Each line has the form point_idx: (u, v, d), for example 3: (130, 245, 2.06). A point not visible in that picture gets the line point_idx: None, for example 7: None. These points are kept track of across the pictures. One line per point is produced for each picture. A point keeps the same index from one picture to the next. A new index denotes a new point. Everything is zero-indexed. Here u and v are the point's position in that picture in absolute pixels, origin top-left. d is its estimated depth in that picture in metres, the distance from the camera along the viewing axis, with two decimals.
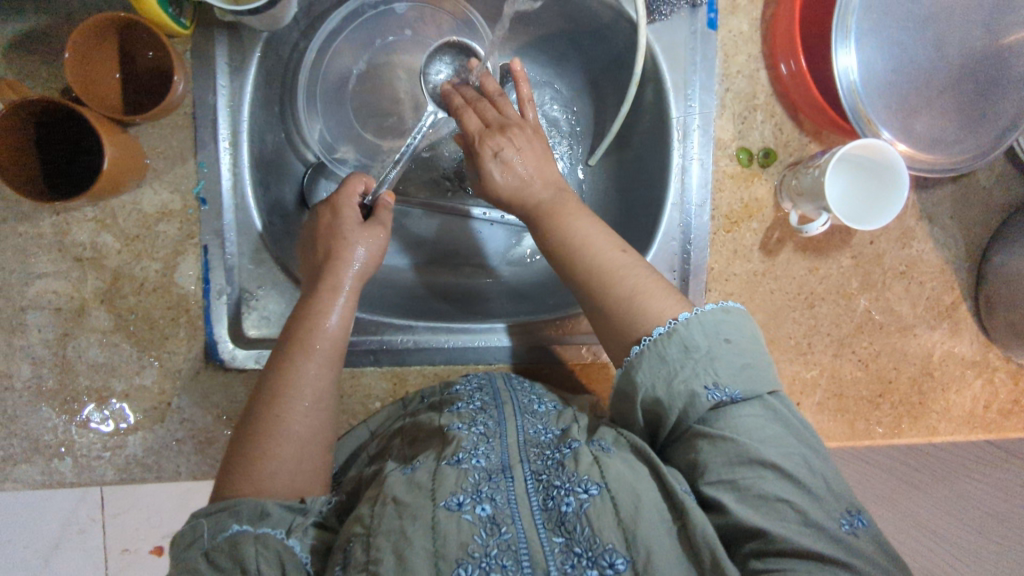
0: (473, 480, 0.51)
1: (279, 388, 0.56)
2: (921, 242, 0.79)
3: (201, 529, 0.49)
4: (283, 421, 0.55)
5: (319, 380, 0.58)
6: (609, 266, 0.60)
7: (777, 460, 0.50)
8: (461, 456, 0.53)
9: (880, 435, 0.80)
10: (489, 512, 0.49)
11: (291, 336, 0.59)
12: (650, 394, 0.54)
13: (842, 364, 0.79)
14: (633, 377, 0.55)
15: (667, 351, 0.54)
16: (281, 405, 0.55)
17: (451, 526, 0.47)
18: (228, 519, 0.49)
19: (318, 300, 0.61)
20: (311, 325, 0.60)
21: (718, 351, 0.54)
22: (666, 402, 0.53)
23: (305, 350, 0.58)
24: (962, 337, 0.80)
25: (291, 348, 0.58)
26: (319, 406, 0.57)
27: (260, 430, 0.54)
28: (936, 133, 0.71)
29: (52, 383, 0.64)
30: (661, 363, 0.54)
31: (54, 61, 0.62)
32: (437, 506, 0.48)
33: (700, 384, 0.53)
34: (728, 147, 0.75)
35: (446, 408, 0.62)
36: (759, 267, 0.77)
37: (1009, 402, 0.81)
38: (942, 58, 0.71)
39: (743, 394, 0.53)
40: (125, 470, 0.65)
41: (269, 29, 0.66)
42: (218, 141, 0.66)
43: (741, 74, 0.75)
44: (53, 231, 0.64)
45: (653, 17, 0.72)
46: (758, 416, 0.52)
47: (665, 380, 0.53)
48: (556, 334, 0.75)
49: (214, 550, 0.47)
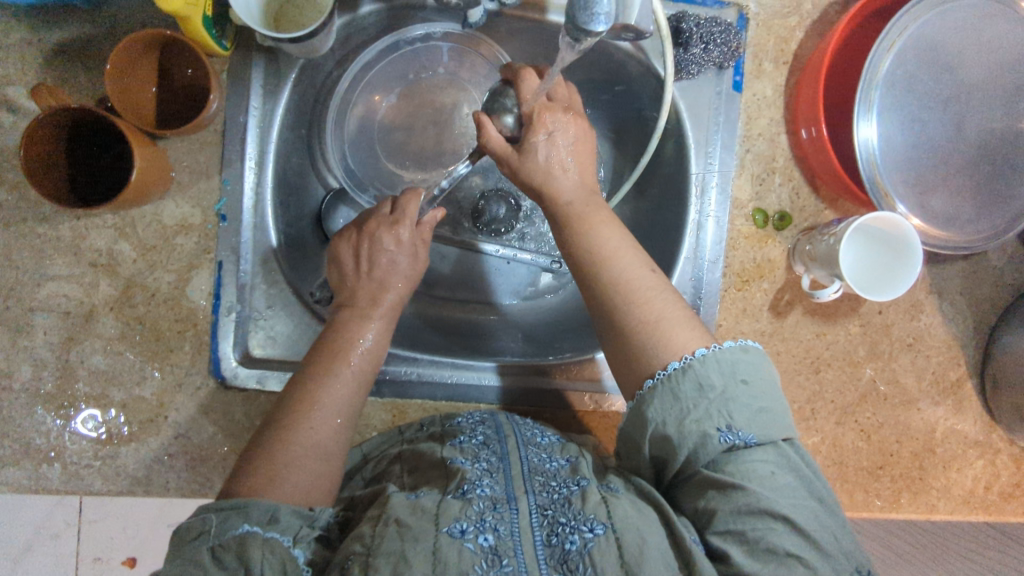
0: (477, 509, 0.50)
1: (311, 398, 0.57)
2: (929, 316, 0.80)
3: (208, 520, 0.48)
4: (310, 431, 0.55)
5: (346, 399, 0.58)
6: (637, 284, 0.58)
7: (789, 512, 0.50)
8: (466, 488, 0.52)
9: (879, 508, 0.79)
10: (491, 542, 0.48)
11: (323, 349, 0.61)
12: (660, 432, 0.53)
13: (844, 433, 0.79)
14: (644, 412, 0.54)
15: (681, 388, 0.53)
16: (308, 417, 0.56)
17: (452, 554, 0.47)
18: (235, 516, 0.48)
19: (353, 321, 0.63)
20: (349, 344, 0.61)
21: (733, 392, 0.53)
22: (676, 441, 0.53)
23: (340, 364, 0.60)
24: (966, 415, 0.80)
25: (324, 362, 0.60)
26: (341, 422, 0.58)
27: (280, 436, 0.55)
28: (951, 211, 0.72)
29: (51, 387, 0.64)
30: (674, 400, 0.53)
31: (94, 70, 0.64)
32: (439, 533, 0.48)
33: (713, 426, 0.52)
34: (745, 207, 0.76)
35: (448, 441, 0.61)
36: (766, 327, 0.77)
37: (1010, 486, 0.80)
38: (962, 138, 0.72)
39: (757, 439, 0.52)
40: (114, 481, 0.64)
41: (306, 56, 0.67)
42: (244, 161, 0.67)
43: (762, 137, 0.77)
44: (70, 234, 0.64)
45: (680, 76, 0.73)
46: (767, 461, 0.52)
47: (676, 418, 0.53)
48: (561, 381, 0.74)
49: (221, 548, 0.47)
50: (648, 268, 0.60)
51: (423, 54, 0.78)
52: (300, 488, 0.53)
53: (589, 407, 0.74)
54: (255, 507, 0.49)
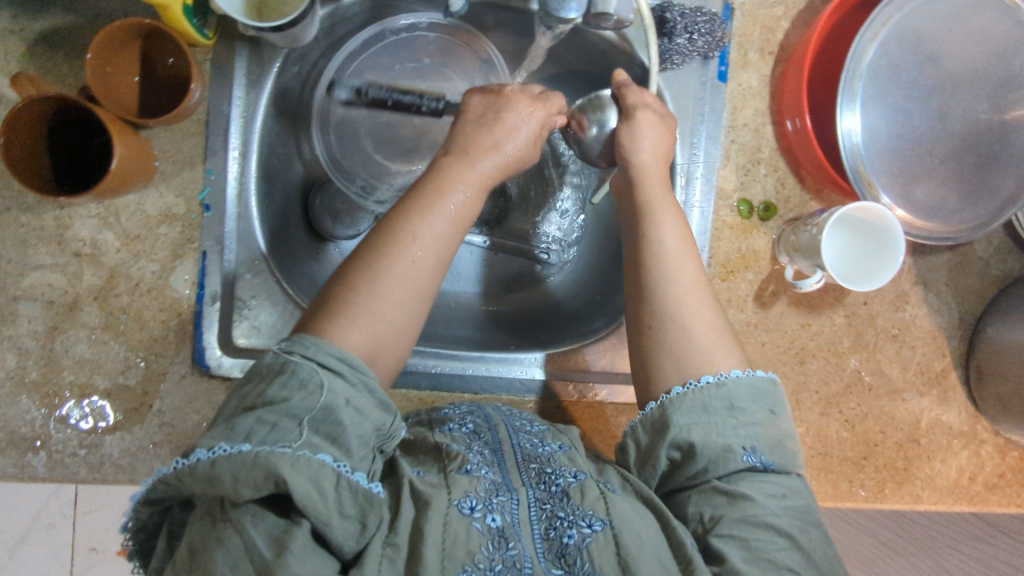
0: (484, 488, 0.51)
1: (407, 234, 0.56)
2: (914, 307, 0.80)
3: (322, 411, 0.45)
4: (409, 267, 0.55)
5: (444, 236, 0.57)
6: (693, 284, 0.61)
7: (790, 530, 0.51)
8: (470, 467, 0.53)
9: (863, 498, 0.79)
10: (498, 523, 0.49)
11: (420, 195, 0.59)
12: (684, 437, 0.54)
13: (828, 423, 0.79)
14: (669, 416, 0.55)
15: (711, 402, 0.55)
16: (409, 250, 0.55)
17: (462, 529, 0.47)
18: (351, 425, 0.46)
19: (453, 174, 0.60)
20: (446, 190, 0.59)
21: (759, 418, 0.55)
22: (699, 449, 0.54)
23: (435, 203, 0.58)
24: (950, 406, 0.80)
25: (422, 202, 0.58)
26: (438, 262, 0.57)
27: (383, 264, 0.54)
28: (934, 202, 0.72)
29: (35, 376, 0.64)
30: (702, 412, 0.55)
31: (75, 59, 0.64)
32: (450, 505, 0.49)
33: (739, 442, 0.54)
34: (730, 198, 0.76)
35: (437, 429, 0.61)
36: (751, 318, 0.77)
37: (994, 476, 0.80)
38: (946, 128, 0.72)
39: (774, 466, 0.54)
40: (98, 469, 0.64)
41: (289, 46, 0.67)
42: (228, 150, 0.67)
43: (748, 127, 0.77)
44: (54, 224, 0.65)
45: (665, 66, 0.73)
46: (778, 485, 0.53)
47: (702, 428, 0.54)
48: (541, 372, 0.75)
49: (344, 483, 0.44)
50: (707, 289, 0.61)
51: (410, 43, 0.79)
52: (385, 325, 0.53)
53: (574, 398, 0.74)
54: (367, 423, 0.48)
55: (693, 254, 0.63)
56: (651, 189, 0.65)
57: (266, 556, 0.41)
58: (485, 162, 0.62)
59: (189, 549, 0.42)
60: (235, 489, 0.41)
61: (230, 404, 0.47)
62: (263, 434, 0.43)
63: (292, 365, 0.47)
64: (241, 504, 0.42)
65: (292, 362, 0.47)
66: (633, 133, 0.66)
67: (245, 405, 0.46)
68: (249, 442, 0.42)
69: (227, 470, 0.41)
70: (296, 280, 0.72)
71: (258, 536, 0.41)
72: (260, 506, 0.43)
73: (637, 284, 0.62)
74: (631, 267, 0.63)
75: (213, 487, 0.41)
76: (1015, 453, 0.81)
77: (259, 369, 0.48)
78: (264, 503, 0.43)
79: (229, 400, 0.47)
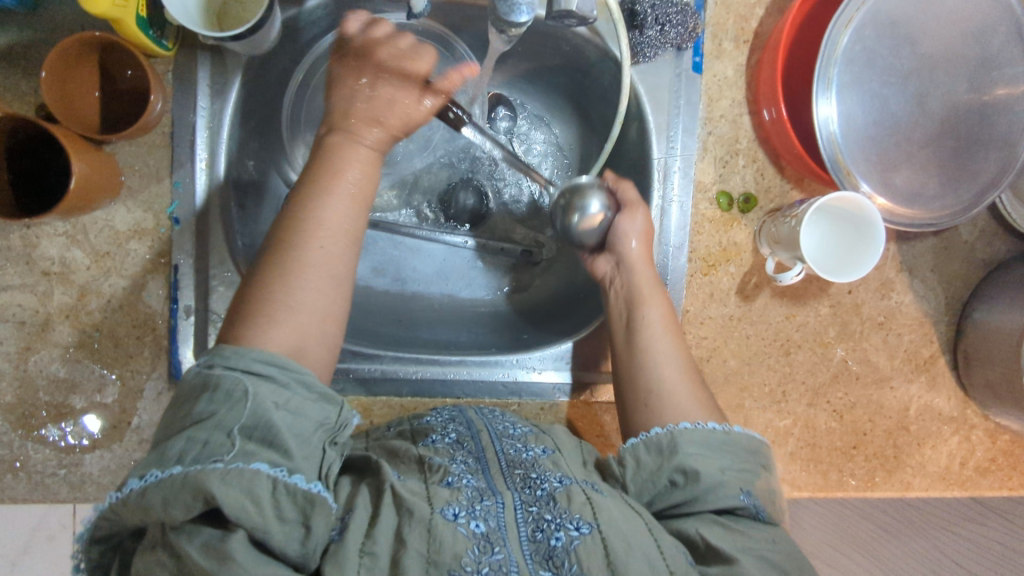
0: (467, 497, 0.51)
1: (311, 219, 0.57)
2: (900, 294, 0.79)
3: (251, 417, 0.45)
4: (316, 253, 0.56)
5: (345, 216, 0.59)
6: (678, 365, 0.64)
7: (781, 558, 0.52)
8: (451, 479, 0.52)
9: (853, 487, 0.78)
10: (483, 529, 0.48)
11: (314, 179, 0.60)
12: (690, 462, 0.55)
13: (816, 415, 0.78)
14: (678, 442, 0.57)
15: (717, 440, 0.57)
16: (314, 238, 0.57)
17: (447, 534, 0.47)
18: (284, 428, 0.46)
19: (342, 149, 0.62)
20: (341, 169, 0.61)
21: (753, 469, 0.57)
22: (703, 475, 0.55)
23: (332, 186, 0.59)
24: (940, 391, 0.80)
25: (316, 185, 0.59)
26: (347, 243, 0.58)
27: (289, 259, 0.55)
28: (915, 188, 0.72)
29: (10, 397, 0.63)
30: (708, 446, 0.57)
31: (34, 76, 0.63)
32: (434, 513, 0.48)
33: (736, 482, 0.55)
34: (709, 190, 0.75)
35: (420, 440, 0.59)
36: (734, 311, 0.76)
37: (986, 460, 0.80)
38: (925, 112, 0.71)
39: (766, 515, 0.55)
40: (79, 488, 0.64)
41: (252, 53, 0.66)
42: (195, 162, 0.66)
43: (724, 118, 0.76)
44: (21, 243, 0.64)
45: (637, 60, 0.72)
46: (771, 530, 0.54)
47: (706, 459, 0.56)
48: (525, 375, 0.74)
49: (283, 489, 0.43)
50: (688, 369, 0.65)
51: None
52: (307, 315, 0.54)
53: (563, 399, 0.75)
54: (302, 422, 0.47)
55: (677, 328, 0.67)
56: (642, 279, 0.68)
57: (206, 569, 0.40)
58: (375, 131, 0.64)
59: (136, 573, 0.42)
60: (167, 511, 0.41)
61: (167, 424, 0.47)
62: (194, 451, 0.43)
63: (215, 378, 0.47)
64: (178, 523, 0.42)
65: (215, 375, 0.47)
66: (626, 228, 0.69)
67: (177, 427, 0.46)
68: (178, 462, 0.42)
69: (157, 494, 0.41)
70: None
71: (196, 550, 0.41)
72: (198, 522, 0.42)
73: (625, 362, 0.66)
74: (621, 348, 0.67)
75: (147, 512, 0.41)
76: (1005, 436, 0.80)
77: (185, 389, 0.48)
78: (201, 519, 0.42)
79: (167, 420, 0.47)
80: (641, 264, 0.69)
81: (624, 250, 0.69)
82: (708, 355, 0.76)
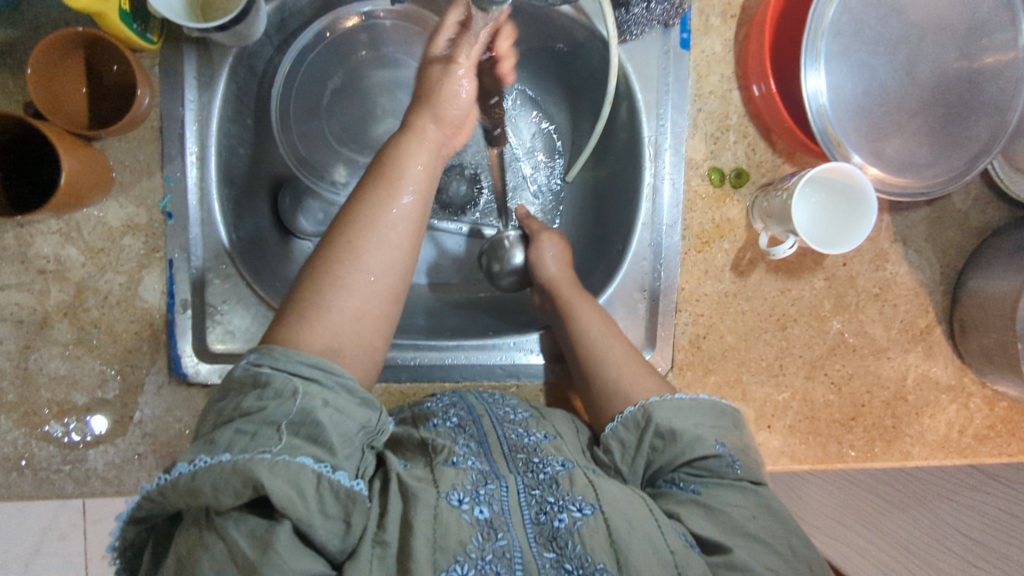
0: (471, 480, 0.51)
1: (365, 219, 0.58)
2: (895, 265, 0.79)
3: (298, 414, 0.46)
4: (359, 254, 0.56)
5: (397, 220, 0.59)
6: (621, 363, 0.65)
7: (763, 535, 0.52)
8: (456, 459, 0.53)
9: (852, 459, 0.79)
10: (486, 515, 0.48)
11: (376, 177, 0.61)
12: (666, 423, 0.58)
13: (814, 388, 0.79)
14: (651, 413, 0.59)
15: (685, 404, 0.59)
16: (358, 239, 0.57)
17: (451, 520, 0.47)
18: (330, 427, 0.46)
19: (407, 144, 0.63)
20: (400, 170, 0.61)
21: (726, 425, 0.59)
22: (677, 436, 0.57)
23: (394, 187, 0.60)
24: (937, 360, 0.80)
25: (373, 185, 0.60)
26: (396, 247, 0.58)
27: (332, 260, 0.56)
28: (906, 157, 0.72)
29: (13, 396, 0.64)
30: (679, 410, 0.59)
31: (21, 75, 0.63)
32: (439, 497, 0.48)
33: (711, 435, 0.57)
34: (700, 167, 0.75)
35: (422, 425, 0.60)
36: (729, 287, 0.77)
37: (984, 428, 0.80)
38: (915, 81, 0.71)
39: (742, 467, 0.56)
40: (85, 483, 0.64)
41: (238, 44, 0.66)
42: (185, 156, 0.66)
43: (713, 95, 0.76)
44: (16, 243, 0.64)
45: (624, 38, 0.72)
46: (749, 503, 0.54)
47: (679, 422, 0.58)
48: (524, 358, 0.74)
49: (326, 483, 0.43)
50: (641, 364, 0.66)
51: (366, 32, 0.78)
52: (345, 315, 0.54)
53: (557, 380, 0.75)
54: (349, 422, 0.48)
55: (621, 335, 0.68)
56: (570, 291, 0.71)
57: (249, 558, 0.40)
58: (431, 133, 0.63)
59: (177, 559, 0.41)
60: (215, 497, 0.41)
61: (213, 418, 0.47)
62: (242, 443, 0.43)
63: (265, 377, 0.48)
64: (224, 510, 0.41)
65: (264, 375, 0.48)
66: (541, 254, 0.74)
67: (225, 419, 0.46)
68: (229, 451, 0.42)
69: (207, 478, 0.41)
70: (269, 282, 0.71)
71: (241, 538, 0.41)
72: (243, 510, 0.42)
73: (582, 373, 0.68)
74: (574, 362, 0.69)
75: (195, 497, 0.41)
76: (1003, 403, 0.80)
77: (234, 384, 0.48)
78: (245, 508, 0.42)
79: (212, 415, 0.47)
80: (562, 282, 0.72)
81: (544, 271, 0.73)
82: (705, 332, 0.76)
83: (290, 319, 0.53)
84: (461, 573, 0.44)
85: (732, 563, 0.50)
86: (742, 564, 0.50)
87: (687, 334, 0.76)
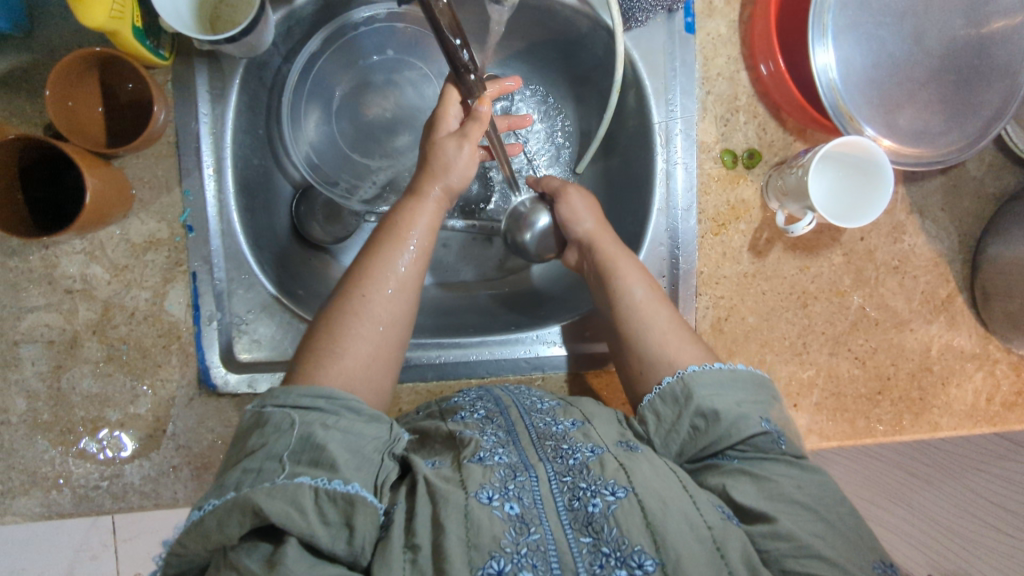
0: (500, 476, 0.50)
1: (373, 273, 0.60)
2: (913, 236, 0.79)
3: (299, 441, 0.47)
4: (369, 300, 0.58)
5: (405, 271, 0.61)
6: (659, 330, 0.65)
7: (806, 499, 0.52)
8: (483, 454, 0.52)
9: (881, 432, 0.78)
10: (518, 510, 0.48)
11: (384, 232, 0.63)
12: (708, 404, 0.57)
13: (839, 363, 0.78)
14: (693, 390, 0.58)
15: (725, 378, 0.59)
16: (363, 288, 0.59)
17: (483, 517, 0.46)
18: (333, 445, 0.47)
19: (408, 206, 0.64)
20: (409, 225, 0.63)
21: (765, 399, 0.59)
22: (722, 415, 0.57)
23: (393, 245, 0.62)
24: (960, 329, 0.79)
25: (378, 242, 0.62)
26: (403, 292, 0.60)
27: (342, 309, 0.58)
28: (920, 127, 0.72)
29: (47, 415, 0.64)
30: (721, 385, 0.58)
31: (38, 99, 0.63)
32: (469, 497, 0.48)
33: (755, 412, 0.57)
34: (712, 149, 0.75)
35: (450, 417, 0.61)
36: (748, 268, 0.77)
37: (1012, 394, 0.79)
38: (923, 50, 0.71)
39: (787, 443, 0.56)
40: (123, 498, 0.65)
41: (248, 54, 0.67)
42: (202, 169, 0.67)
43: (721, 76, 0.76)
44: (42, 264, 0.65)
45: (629, 26, 0.72)
46: (794, 473, 0.54)
47: (724, 399, 0.58)
48: (546, 350, 0.75)
49: (326, 496, 0.44)
50: (684, 329, 0.66)
51: (371, 37, 0.78)
52: (358, 361, 0.55)
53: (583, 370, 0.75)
54: (354, 439, 0.49)
55: (664, 299, 0.67)
56: (609, 250, 0.70)
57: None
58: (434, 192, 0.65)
59: None
60: (223, 531, 0.43)
61: (227, 461, 0.49)
62: (247, 479, 0.45)
63: (265, 416, 0.49)
64: (234, 542, 0.43)
65: (266, 414, 0.49)
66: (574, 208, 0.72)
67: (234, 461, 0.48)
68: (233, 488, 0.44)
69: (212, 517, 0.43)
70: (290, 289, 0.72)
71: (253, 563, 0.42)
72: (254, 540, 0.44)
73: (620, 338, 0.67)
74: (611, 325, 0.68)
75: (205, 538, 0.43)
76: None
77: (242, 430, 0.50)
78: (257, 537, 0.44)
79: (227, 456, 0.50)
80: (598, 238, 0.71)
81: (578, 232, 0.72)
82: (726, 314, 0.76)
83: (306, 368, 0.54)
84: (499, 567, 0.44)
85: (775, 532, 0.50)
86: (787, 533, 0.50)
87: (709, 318, 0.76)
